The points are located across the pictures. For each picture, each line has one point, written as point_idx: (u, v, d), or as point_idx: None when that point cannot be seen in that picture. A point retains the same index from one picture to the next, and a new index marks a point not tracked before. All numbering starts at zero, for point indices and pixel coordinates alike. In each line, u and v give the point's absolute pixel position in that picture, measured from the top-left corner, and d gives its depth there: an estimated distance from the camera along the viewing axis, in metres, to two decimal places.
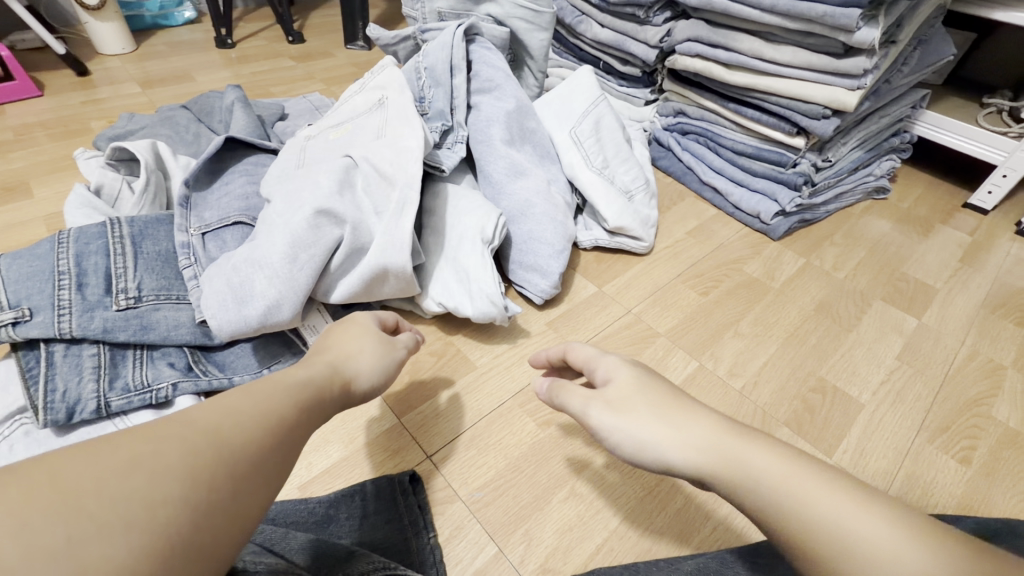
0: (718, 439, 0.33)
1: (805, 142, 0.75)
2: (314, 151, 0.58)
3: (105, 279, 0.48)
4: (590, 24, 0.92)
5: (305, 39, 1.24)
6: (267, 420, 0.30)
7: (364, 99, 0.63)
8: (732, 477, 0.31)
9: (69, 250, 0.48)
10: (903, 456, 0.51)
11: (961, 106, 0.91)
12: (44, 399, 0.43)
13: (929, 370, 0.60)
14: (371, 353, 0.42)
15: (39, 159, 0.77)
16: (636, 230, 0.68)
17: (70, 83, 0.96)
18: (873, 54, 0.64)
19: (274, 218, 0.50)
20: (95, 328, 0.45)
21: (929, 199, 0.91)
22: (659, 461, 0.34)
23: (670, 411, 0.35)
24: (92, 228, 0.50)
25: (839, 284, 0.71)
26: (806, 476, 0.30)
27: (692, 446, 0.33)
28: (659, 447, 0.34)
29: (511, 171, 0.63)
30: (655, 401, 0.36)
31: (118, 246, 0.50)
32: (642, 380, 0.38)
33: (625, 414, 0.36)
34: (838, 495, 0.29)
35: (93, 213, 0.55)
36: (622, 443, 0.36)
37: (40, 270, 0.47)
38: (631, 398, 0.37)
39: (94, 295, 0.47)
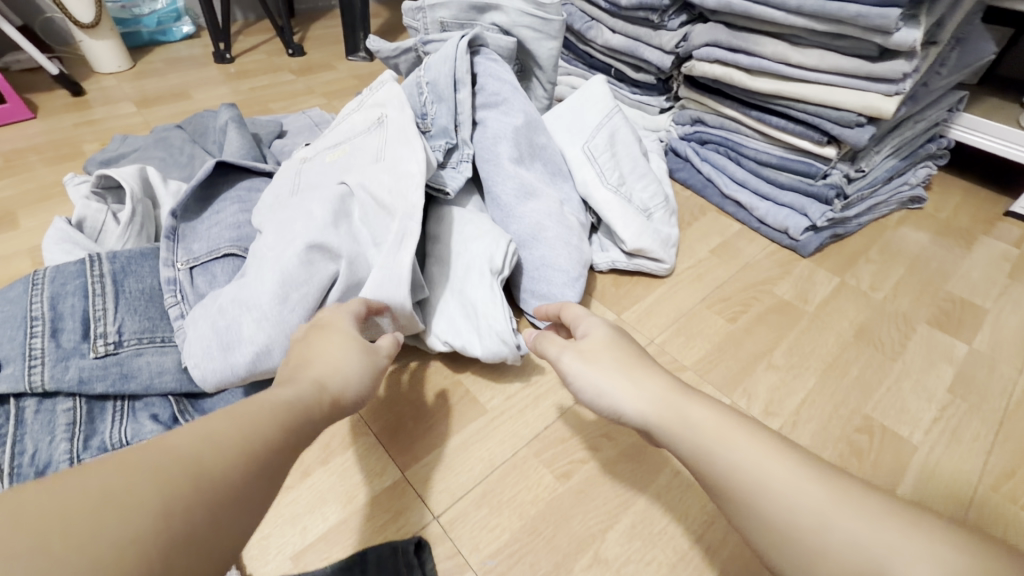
0: (670, 393, 0.34)
1: (836, 152, 0.70)
2: (310, 174, 0.54)
3: (82, 324, 0.44)
4: (600, 29, 0.87)
5: (306, 52, 1.21)
6: (253, 433, 0.26)
7: (362, 116, 0.59)
8: (672, 428, 0.33)
9: (43, 292, 0.45)
10: (964, 506, 0.46)
11: (1000, 108, 0.85)
12: (11, 463, 0.40)
13: (987, 404, 0.54)
14: (355, 362, 0.36)
15: (29, 187, 0.74)
16: (656, 251, 0.63)
17: (64, 105, 0.94)
18: (912, 56, 0.59)
19: (265, 253, 0.46)
20: (69, 380, 0.42)
21: (968, 207, 0.85)
22: (614, 409, 0.36)
23: (633, 366, 0.37)
24: (70, 266, 0.47)
25: (879, 305, 0.65)
26: (740, 427, 0.31)
27: (643, 399, 0.35)
28: (618, 397, 0.36)
29: (520, 192, 0.59)
30: (624, 358, 0.37)
31: (96, 286, 0.46)
32: (621, 339, 0.39)
33: (595, 365, 0.37)
34: (766, 445, 0.30)
35: (71, 249, 0.52)
36: (582, 389, 0.38)
37: (11, 316, 0.44)
38: (601, 353, 0.38)
39: (70, 341, 0.43)
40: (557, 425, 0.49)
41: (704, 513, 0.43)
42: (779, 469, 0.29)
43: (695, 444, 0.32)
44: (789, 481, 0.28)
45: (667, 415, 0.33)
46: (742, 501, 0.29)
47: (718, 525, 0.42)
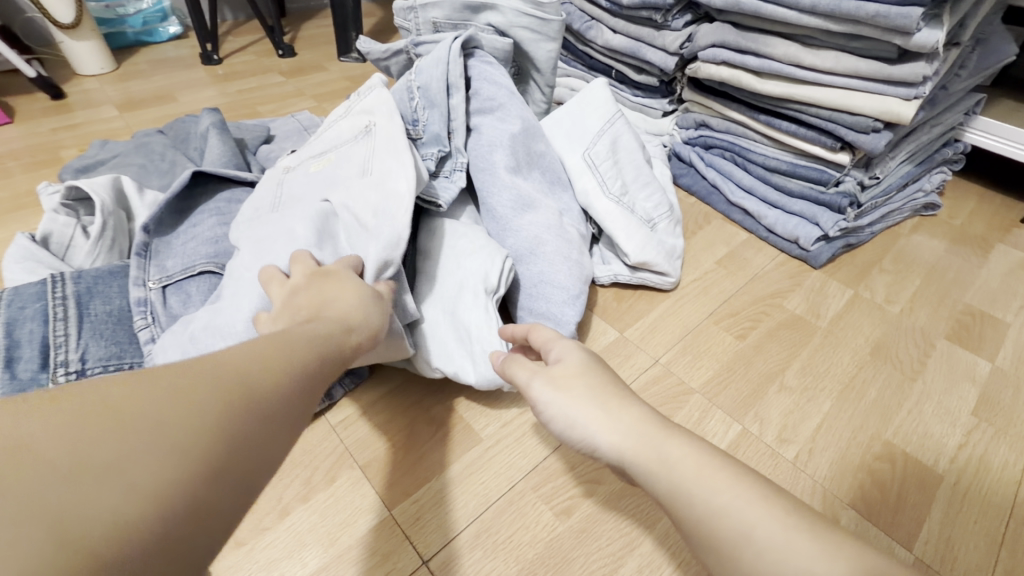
0: (650, 429, 0.31)
1: (850, 158, 0.66)
2: (292, 186, 0.51)
3: (40, 352, 0.44)
4: (600, 29, 0.84)
5: (297, 53, 1.17)
6: (289, 401, 0.26)
7: (349, 123, 0.56)
8: (650, 469, 0.29)
9: (2, 316, 0.46)
10: (996, 543, 0.43)
11: (1018, 110, 0.81)
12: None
13: (1015, 429, 0.51)
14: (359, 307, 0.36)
15: (0, 196, 0.70)
16: (661, 265, 0.60)
17: (43, 108, 0.90)
18: (933, 58, 0.56)
19: (242, 273, 0.42)
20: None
21: (984, 214, 0.82)
22: (587, 442, 0.32)
23: (609, 397, 0.33)
24: (30, 289, 0.48)
25: (895, 320, 0.62)
26: (726, 475, 0.27)
27: (620, 435, 0.31)
28: (591, 430, 0.32)
29: (517, 204, 0.55)
30: (600, 387, 0.34)
31: (58, 310, 0.46)
32: (596, 365, 0.35)
33: (565, 394, 0.34)
34: (753, 495, 0.26)
35: (36, 267, 0.51)
36: (552, 419, 0.34)
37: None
38: (574, 381, 0.34)
39: (28, 372, 0.43)
40: (557, 456, 0.46)
41: None
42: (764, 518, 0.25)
43: (672, 486, 0.28)
44: (777, 533, 0.24)
45: (643, 453, 0.30)
46: (727, 554, 0.25)
47: None
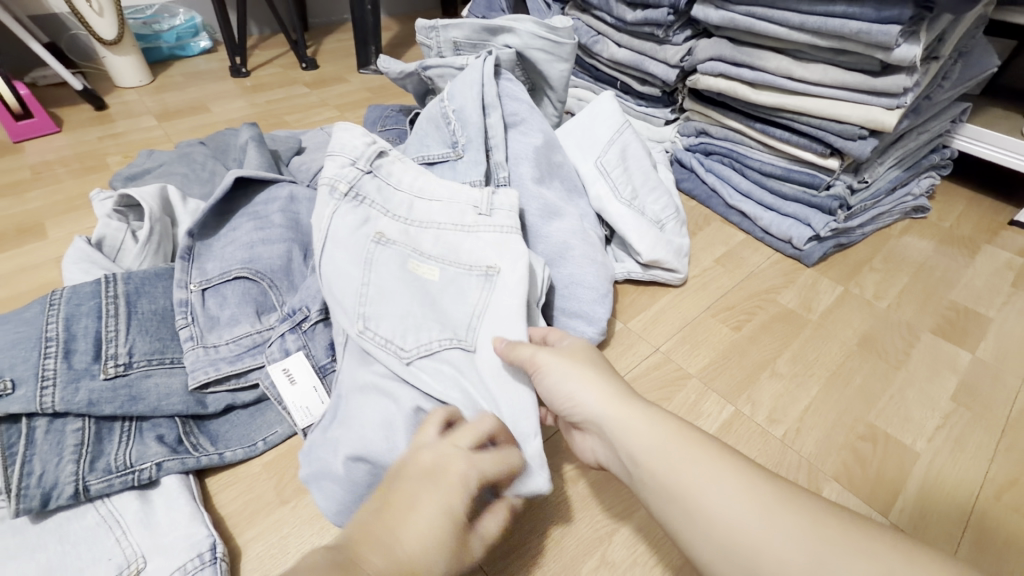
0: (633, 398, 0.38)
1: (839, 163, 0.71)
2: (390, 272, 0.48)
3: (94, 345, 0.46)
4: (606, 43, 0.90)
5: (319, 65, 1.24)
6: None
7: (454, 204, 0.53)
8: (629, 421, 0.36)
9: (59, 312, 0.47)
10: (960, 515, 0.47)
11: (1004, 118, 0.86)
12: (18, 484, 0.39)
13: (990, 414, 0.55)
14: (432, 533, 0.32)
15: (56, 198, 0.77)
16: (670, 262, 0.65)
17: (88, 119, 0.97)
18: (913, 71, 0.60)
19: (380, 391, 0.44)
20: (80, 401, 0.43)
21: (972, 216, 0.86)
22: (576, 401, 0.39)
23: (603, 373, 0.40)
24: (86, 287, 0.48)
25: (883, 314, 0.66)
26: (694, 435, 0.34)
27: (609, 398, 0.38)
28: (584, 392, 0.39)
29: (545, 212, 0.61)
30: (596, 364, 0.41)
31: (111, 307, 0.48)
32: (594, 352, 0.42)
33: (568, 361, 0.40)
34: (714, 453, 0.33)
35: (90, 268, 0.54)
36: (548, 382, 0.40)
37: (25, 336, 0.45)
38: (574, 354, 0.41)
39: (82, 362, 0.45)
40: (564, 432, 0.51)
41: None
42: (719, 472, 0.31)
43: (643, 446, 0.35)
44: (729, 484, 0.31)
45: (619, 416, 0.37)
46: (686, 497, 0.32)
47: None
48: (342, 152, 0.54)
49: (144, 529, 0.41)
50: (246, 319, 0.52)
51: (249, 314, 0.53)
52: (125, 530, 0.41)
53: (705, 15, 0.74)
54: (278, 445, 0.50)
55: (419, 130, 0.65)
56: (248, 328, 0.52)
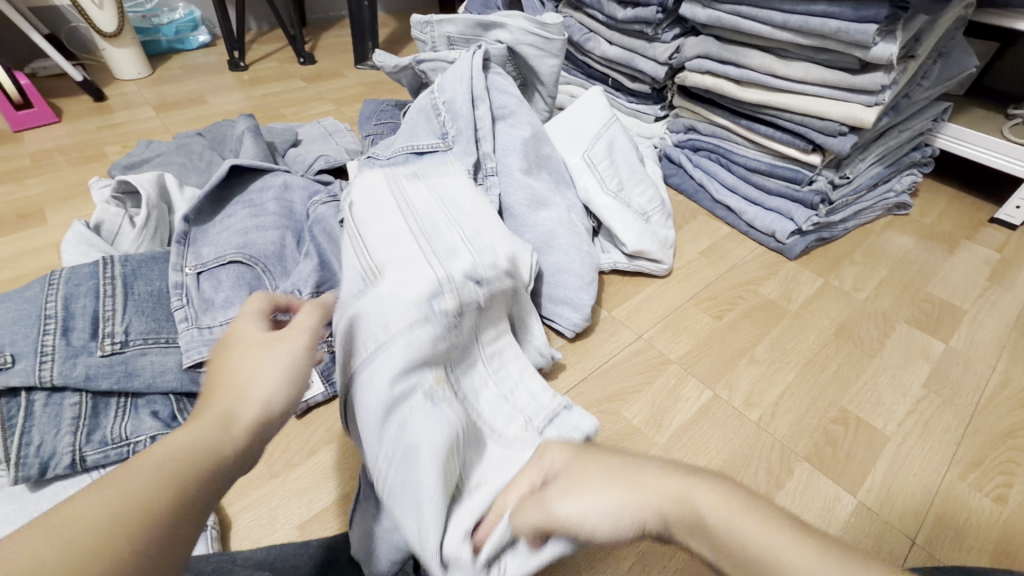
0: (662, 481, 0.30)
1: (820, 159, 0.73)
2: (418, 430, 0.35)
3: (92, 323, 0.47)
4: (597, 41, 0.91)
5: (317, 61, 1.26)
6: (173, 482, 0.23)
7: (506, 406, 0.43)
8: (686, 529, 0.29)
9: (59, 291, 0.48)
10: (931, 495, 0.48)
11: (984, 118, 0.88)
12: (16, 453, 0.41)
13: (959, 399, 0.57)
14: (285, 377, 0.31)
15: (56, 185, 0.78)
16: (655, 253, 0.66)
17: (88, 109, 0.99)
18: (890, 69, 0.62)
19: None
20: (77, 376, 0.44)
21: (953, 214, 0.88)
22: (622, 532, 0.30)
23: (618, 472, 0.32)
24: (84, 268, 0.50)
25: (860, 305, 0.68)
26: (727, 498, 0.29)
27: (641, 512, 0.30)
28: (617, 516, 0.30)
29: (532, 202, 0.62)
30: (602, 470, 0.33)
31: (108, 287, 0.50)
32: (581, 454, 0.35)
33: (580, 490, 0.32)
34: (757, 519, 0.27)
35: (89, 250, 0.56)
36: (593, 530, 0.31)
37: (26, 314, 0.46)
38: (576, 475, 0.33)
39: (79, 340, 0.46)
40: None
41: None
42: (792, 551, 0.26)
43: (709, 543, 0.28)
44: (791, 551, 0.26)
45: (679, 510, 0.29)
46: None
47: None
48: (440, 194, 0.48)
49: None
50: (240, 301, 0.54)
51: (242, 297, 0.54)
52: None
53: (693, 14, 0.76)
54: None
55: (410, 121, 0.67)
56: (241, 311, 0.53)
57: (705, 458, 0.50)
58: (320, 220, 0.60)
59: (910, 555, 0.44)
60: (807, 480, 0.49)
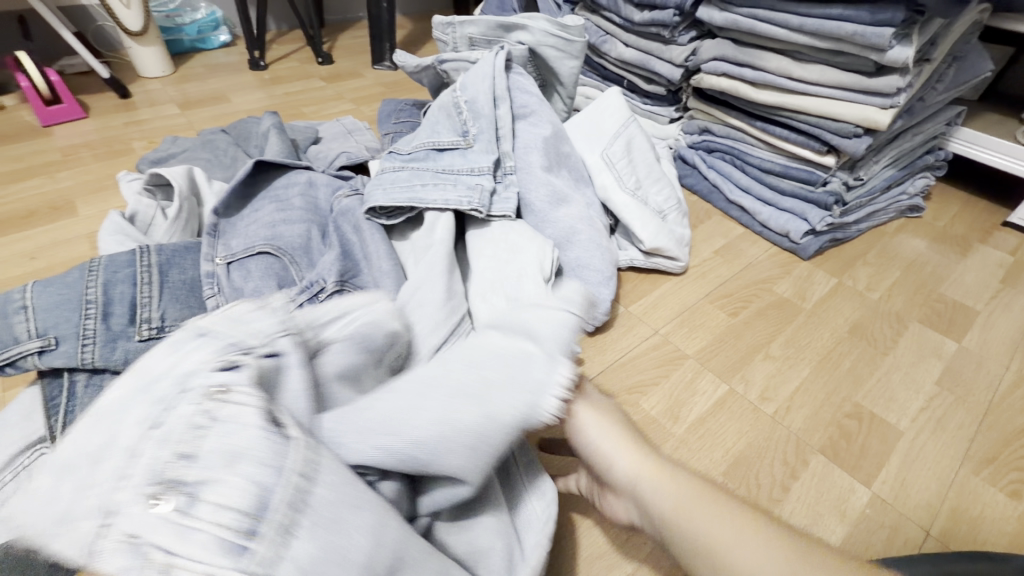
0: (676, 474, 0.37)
1: (835, 160, 0.74)
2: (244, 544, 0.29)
3: (130, 309, 0.49)
4: (614, 43, 0.93)
5: (335, 61, 1.28)
6: None
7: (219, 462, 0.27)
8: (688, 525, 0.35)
9: (98, 277, 0.50)
10: (945, 488, 0.49)
11: (998, 122, 0.88)
12: (62, 431, 0.43)
13: (972, 397, 0.58)
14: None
15: (85, 179, 0.80)
16: (672, 250, 0.68)
17: (114, 106, 1.01)
18: (906, 72, 0.63)
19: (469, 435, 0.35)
20: (117, 359, 0.46)
21: (966, 216, 0.89)
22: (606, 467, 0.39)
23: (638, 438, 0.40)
24: (122, 256, 0.52)
25: (874, 304, 0.69)
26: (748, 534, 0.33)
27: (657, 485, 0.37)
28: (616, 455, 0.39)
29: (552, 199, 0.64)
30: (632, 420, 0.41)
31: (145, 275, 0.52)
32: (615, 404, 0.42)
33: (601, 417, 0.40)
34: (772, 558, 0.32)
35: (124, 239, 0.58)
36: (588, 440, 0.39)
37: (68, 298, 0.48)
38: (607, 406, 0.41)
39: (118, 325, 0.48)
40: None
41: None
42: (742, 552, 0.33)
43: (665, 518, 0.36)
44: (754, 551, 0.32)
45: (652, 473, 0.37)
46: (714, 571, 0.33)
47: None
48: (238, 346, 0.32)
49: None
50: (269, 291, 0.55)
51: (271, 287, 0.55)
52: None
53: (710, 17, 0.77)
54: None
55: (431, 118, 0.68)
56: (270, 300, 0.54)
57: (722, 449, 0.51)
58: (347, 215, 0.61)
59: (924, 546, 0.45)
60: (822, 472, 0.50)
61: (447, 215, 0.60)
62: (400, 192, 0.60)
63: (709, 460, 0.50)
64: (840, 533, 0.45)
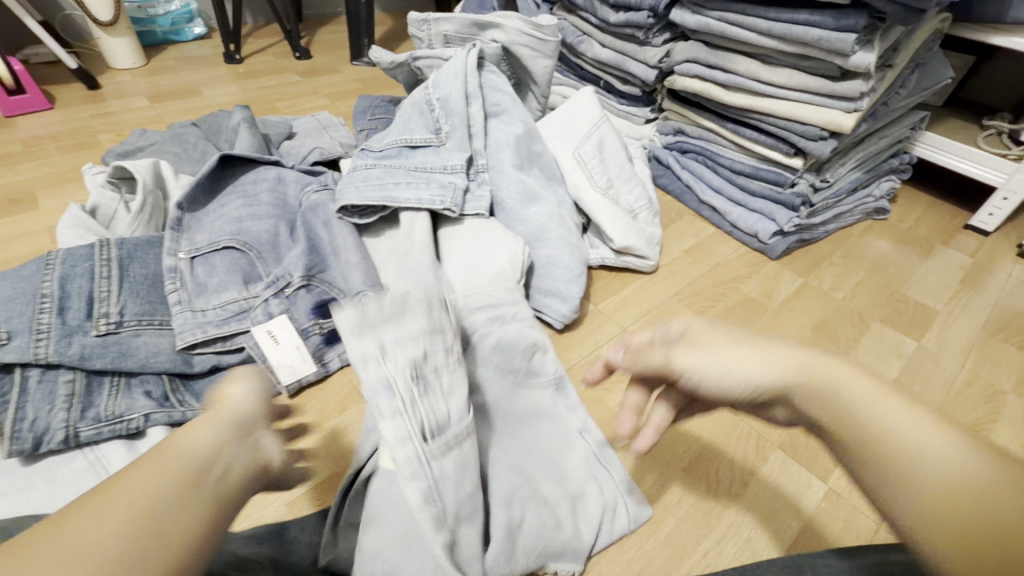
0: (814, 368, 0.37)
1: (802, 163, 0.76)
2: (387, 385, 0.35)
3: (87, 304, 0.48)
4: (590, 43, 0.93)
5: (312, 56, 1.26)
6: None
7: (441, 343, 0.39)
8: (842, 411, 0.34)
9: (54, 271, 0.49)
10: None
11: (960, 128, 0.91)
12: (11, 427, 0.42)
13: (927, 394, 0.59)
14: (254, 388, 0.33)
15: (47, 171, 0.78)
16: (642, 249, 0.68)
17: (80, 97, 0.98)
18: (868, 77, 0.65)
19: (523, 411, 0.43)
20: (72, 355, 0.45)
21: (929, 219, 0.91)
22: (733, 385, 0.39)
23: (750, 338, 0.40)
24: (80, 250, 0.51)
25: (838, 304, 0.70)
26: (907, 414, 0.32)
27: (781, 365, 0.37)
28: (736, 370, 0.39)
29: (523, 197, 0.64)
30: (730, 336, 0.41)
31: (104, 269, 0.51)
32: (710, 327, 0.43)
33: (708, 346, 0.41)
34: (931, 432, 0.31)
35: (85, 233, 0.57)
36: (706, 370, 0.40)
37: (21, 293, 0.47)
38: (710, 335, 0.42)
39: (75, 319, 0.47)
40: None
41: (659, 484, 0.48)
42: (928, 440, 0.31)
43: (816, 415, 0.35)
44: (929, 441, 0.31)
45: (811, 378, 0.36)
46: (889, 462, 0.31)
47: (674, 492, 0.48)
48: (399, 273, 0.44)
49: None
50: (234, 286, 0.54)
51: (236, 282, 0.55)
52: (111, 473, 0.43)
53: (683, 19, 0.78)
54: None
55: (403, 115, 0.68)
56: (235, 295, 0.54)
57: (684, 445, 0.52)
58: (317, 209, 0.61)
59: (876, 537, 0.46)
60: (780, 469, 0.50)
61: (421, 214, 0.60)
62: (372, 189, 0.60)
63: (671, 458, 0.51)
64: (798, 526, 0.46)
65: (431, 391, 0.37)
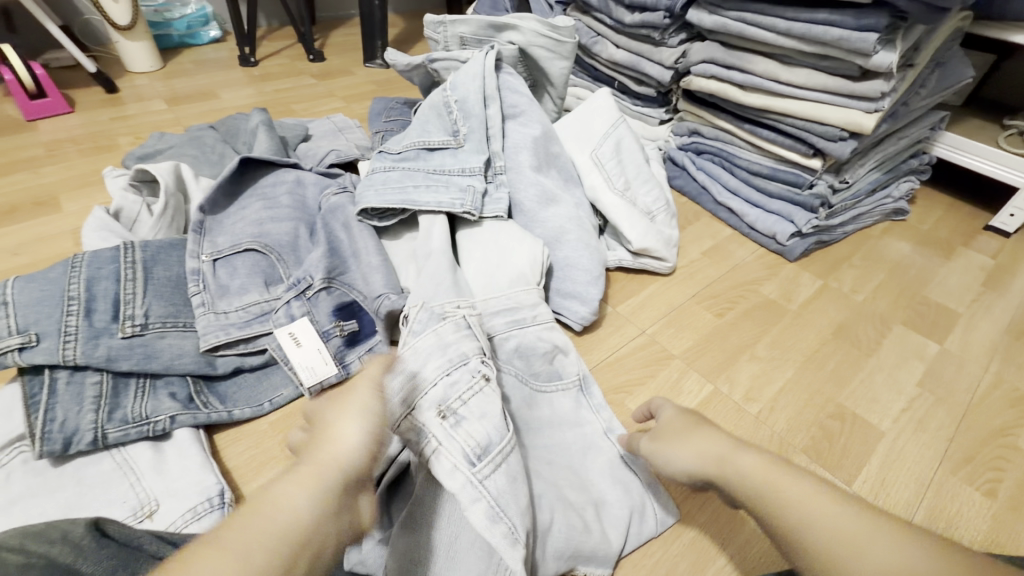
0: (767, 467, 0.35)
1: (821, 164, 0.75)
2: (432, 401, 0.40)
3: (113, 306, 0.48)
4: (605, 44, 0.93)
5: (326, 58, 1.27)
6: None
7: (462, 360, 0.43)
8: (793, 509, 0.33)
9: (81, 273, 0.49)
10: (924, 487, 0.50)
11: (981, 128, 0.90)
12: (41, 429, 0.42)
13: (952, 399, 0.59)
14: (362, 436, 0.34)
15: (69, 174, 0.79)
16: (660, 251, 0.68)
17: (99, 101, 1.00)
18: (890, 77, 0.64)
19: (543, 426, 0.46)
20: (99, 356, 0.46)
21: (949, 220, 0.90)
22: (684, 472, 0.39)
23: (696, 427, 0.40)
24: (106, 252, 0.51)
25: (858, 306, 0.70)
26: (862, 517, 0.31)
27: (707, 455, 0.38)
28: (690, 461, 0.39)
29: (542, 198, 0.64)
30: (691, 425, 0.41)
31: (129, 271, 0.51)
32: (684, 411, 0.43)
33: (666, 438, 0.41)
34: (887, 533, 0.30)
35: (109, 236, 0.58)
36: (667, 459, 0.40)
37: (49, 295, 0.47)
38: (669, 427, 0.42)
39: (101, 321, 0.47)
40: None
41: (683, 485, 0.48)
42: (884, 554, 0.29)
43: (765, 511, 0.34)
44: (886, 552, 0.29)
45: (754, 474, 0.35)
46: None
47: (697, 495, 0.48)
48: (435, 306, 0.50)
49: (156, 475, 0.44)
50: (256, 288, 0.55)
51: (258, 284, 0.55)
52: (139, 474, 0.44)
53: (699, 19, 0.77)
54: (283, 407, 0.52)
55: (421, 117, 0.68)
56: (257, 297, 0.55)
57: None
58: (337, 212, 0.61)
59: None
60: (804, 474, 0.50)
61: (440, 217, 0.60)
62: (391, 192, 0.60)
63: None
64: None
65: (463, 420, 0.39)
